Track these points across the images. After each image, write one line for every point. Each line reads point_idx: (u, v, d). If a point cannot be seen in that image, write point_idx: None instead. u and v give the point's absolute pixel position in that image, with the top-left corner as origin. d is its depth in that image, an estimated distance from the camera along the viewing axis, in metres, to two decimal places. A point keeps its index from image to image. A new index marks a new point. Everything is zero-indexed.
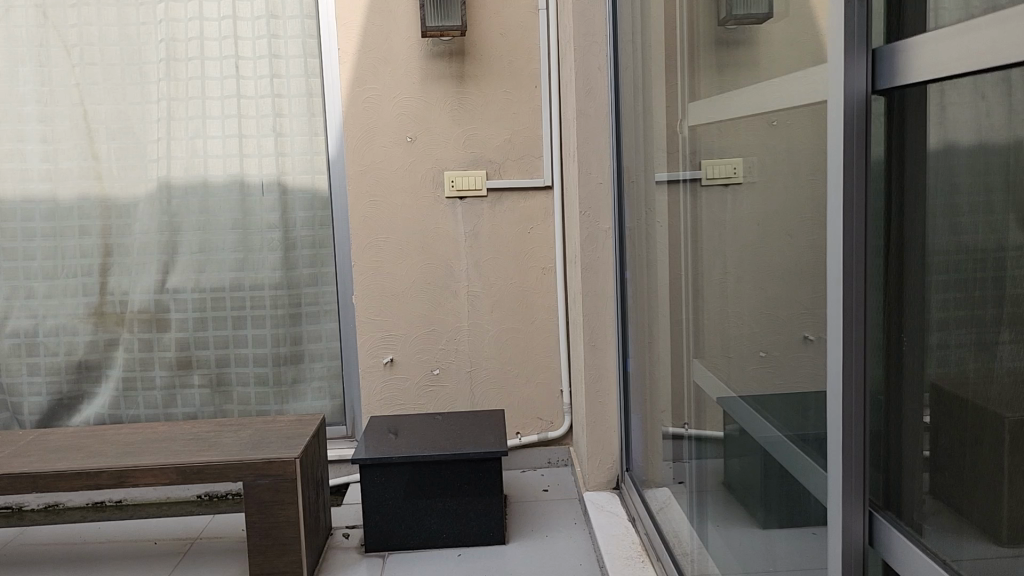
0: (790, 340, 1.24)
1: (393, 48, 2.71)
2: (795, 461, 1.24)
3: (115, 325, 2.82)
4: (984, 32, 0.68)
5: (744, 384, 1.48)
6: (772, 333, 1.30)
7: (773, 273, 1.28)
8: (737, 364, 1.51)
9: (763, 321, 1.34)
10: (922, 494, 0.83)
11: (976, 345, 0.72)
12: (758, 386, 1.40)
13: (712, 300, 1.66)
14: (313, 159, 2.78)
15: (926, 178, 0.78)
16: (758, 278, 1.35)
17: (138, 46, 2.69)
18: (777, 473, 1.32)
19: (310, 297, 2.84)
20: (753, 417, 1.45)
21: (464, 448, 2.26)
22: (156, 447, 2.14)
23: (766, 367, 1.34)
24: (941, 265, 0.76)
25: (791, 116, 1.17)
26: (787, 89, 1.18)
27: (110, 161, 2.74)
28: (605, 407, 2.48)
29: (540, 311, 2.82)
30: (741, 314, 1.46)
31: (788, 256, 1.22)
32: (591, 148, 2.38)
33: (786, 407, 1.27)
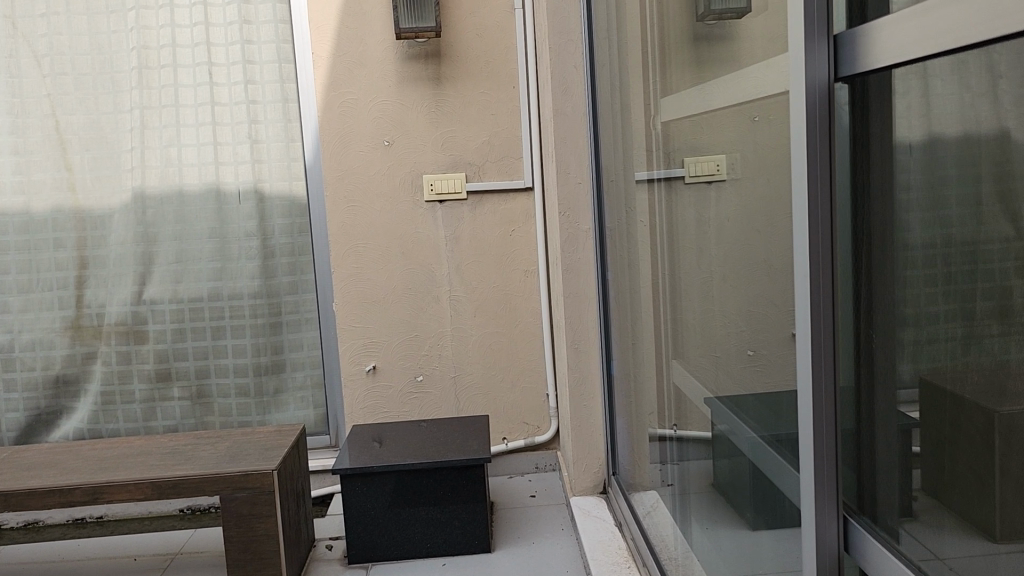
0: (776, 337, 1.20)
1: (368, 51, 2.67)
2: (782, 473, 1.21)
3: (92, 338, 2.77)
4: (944, 12, 0.64)
5: (728, 385, 1.45)
6: (760, 331, 1.26)
7: (760, 270, 1.24)
8: (722, 363, 1.47)
9: (750, 320, 1.30)
10: (897, 496, 0.79)
11: (950, 339, 0.68)
12: (744, 385, 1.36)
13: (694, 299, 1.62)
14: (290, 165, 2.73)
15: (894, 166, 0.74)
16: (743, 276, 1.32)
17: (111, 54, 2.65)
18: (766, 483, 1.28)
19: (290, 306, 2.80)
20: (738, 418, 1.41)
21: (447, 455, 2.22)
22: (131, 461, 2.10)
23: (755, 365, 1.30)
24: (911, 256, 0.73)
25: (773, 110, 1.14)
26: (766, 82, 1.14)
27: (83, 173, 2.69)
28: (591, 410, 2.44)
29: (523, 314, 2.79)
30: (726, 311, 1.43)
31: (775, 252, 1.18)
32: (570, 148, 2.34)
33: (772, 417, 1.24)
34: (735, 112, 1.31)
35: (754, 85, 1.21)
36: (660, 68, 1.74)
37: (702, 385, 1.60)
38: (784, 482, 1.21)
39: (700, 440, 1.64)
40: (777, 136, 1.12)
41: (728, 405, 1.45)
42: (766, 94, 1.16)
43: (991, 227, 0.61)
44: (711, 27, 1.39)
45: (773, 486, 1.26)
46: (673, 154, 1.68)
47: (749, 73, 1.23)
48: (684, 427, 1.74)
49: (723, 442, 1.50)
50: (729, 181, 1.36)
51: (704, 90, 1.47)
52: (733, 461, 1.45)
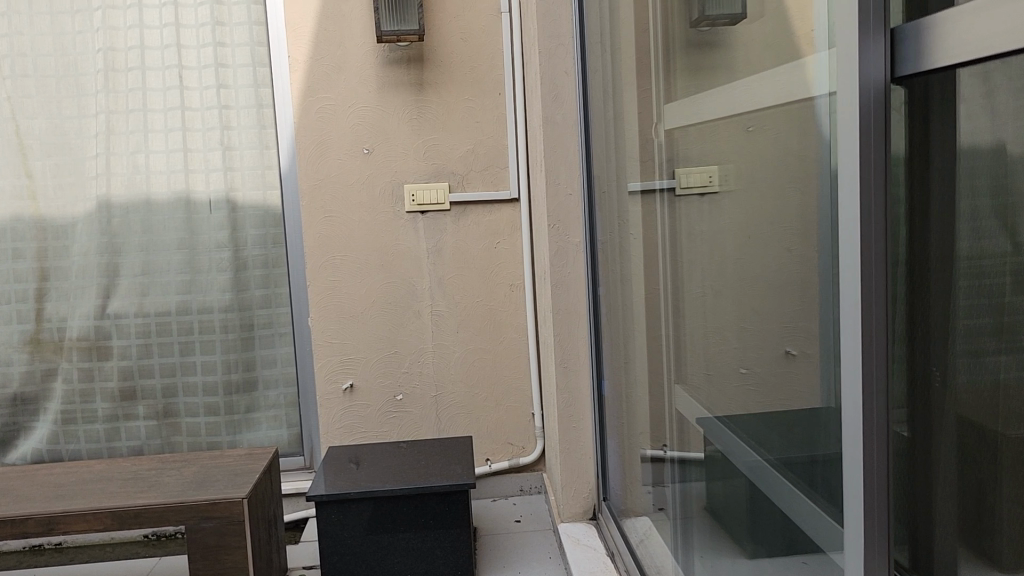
0: (772, 356, 1.13)
1: (347, 55, 2.56)
2: (795, 506, 1.09)
3: (53, 354, 2.62)
4: (1000, 8, 0.57)
5: (730, 405, 1.34)
6: (755, 349, 1.19)
7: (759, 290, 1.16)
8: (720, 385, 1.39)
9: (745, 339, 1.23)
10: (955, 550, 0.69)
11: (1015, 362, 0.60)
12: (743, 407, 1.28)
13: (691, 317, 1.52)
14: (264, 174, 2.61)
15: (957, 170, 0.65)
16: (739, 291, 1.24)
17: (76, 56, 2.51)
18: (773, 512, 1.17)
19: (263, 320, 2.67)
20: (734, 437, 1.34)
21: (429, 481, 2.11)
22: (91, 488, 1.95)
23: (750, 386, 1.23)
24: (968, 275, 0.65)
25: (766, 117, 1.09)
26: (761, 90, 1.10)
27: (45, 179, 2.55)
28: (580, 432, 2.32)
29: (508, 330, 2.68)
30: (724, 328, 1.34)
31: (771, 270, 1.11)
32: (560, 157, 2.24)
33: (780, 445, 1.13)
34: (729, 122, 1.23)
35: (750, 93, 1.14)
36: (659, 75, 1.64)
37: (697, 405, 1.53)
38: (796, 514, 1.09)
39: (702, 466, 1.53)
40: (778, 146, 1.04)
41: (732, 431, 1.35)
42: (767, 103, 1.08)
43: (990, 242, 0.62)
44: (705, 33, 1.32)
45: (782, 517, 1.15)
46: (671, 164, 1.59)
47: (745, 81, 1.16)
48: (685, 451, 1.63)
49: (725, 467, 1.39)
50: (725, 194, 1.27)
51: (700, 98, 1.38)
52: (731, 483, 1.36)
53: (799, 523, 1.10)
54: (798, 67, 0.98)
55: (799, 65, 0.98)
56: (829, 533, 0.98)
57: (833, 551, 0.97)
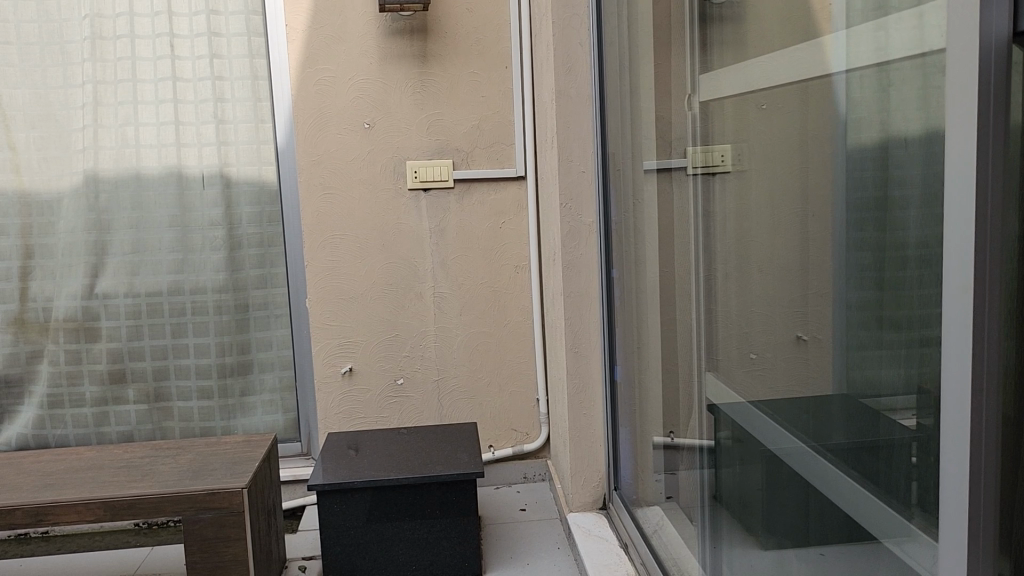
0: (783, 337, 1.21)
1: (348, 24, 2.45)
2: (851, 496, 1.03)
3: (39, 335, 2.52)
4: None
5: (765, 384, 1.30)
6: (766, 334, 1.28)
7: (775, 267, 1.22)
8: (734, 355, 1.43)
9: (757, 322, 1.32)
10: None
11: None
12: (766, 391, 1.30)
13: (718, 299, 1.48)
14: (260, 149, 2.51)
15: None
16: (753, 271, 1.31)
17: (61, 22, 2.40)
18: (829, 504, 1.10)
19: (258, 301, 2.57)
20: (769, 422, 1.30)
21: (435, 469, 2.04)
22: (81, 477, 1.85)
23: (758, 369, 1.33)
24: None
25: (781, 98, 1.17)
26: (778, 72, 1.17)
27: (29, 152, 2.44)
28: (591, 419, 2.25)
29: (513, 313, 2.60)
30: (750, 309, 1.34)
31: (783, 247, 1.19)
32: (573, 133, 2.15)
33: (837, 432, 1.06)
34: (747, 98, 1.30)
35: (768, 74, 1.21)
36: (688, 44, 1.56)
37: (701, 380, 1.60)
38: (856, 509, 1.02)
39: (733, 455, 1.46)
40: (793, 123, 1.12)
41: (767, 414, 1.30)
42: (785, 81, 1.15)
43: None
44: (720, 7, 1.39)
45: (838, 508, 1.08)
46: (702, 141, 1.50)
47: (760, 61, 1.24)
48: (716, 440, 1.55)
49: (764, 455, 1.32)
50: (758, 171, 1.26)
51: (734, 72, 1.35)
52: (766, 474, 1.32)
53: (849, 512, 1.04)
54: (816, 47, 1.05)
55: (817, 43, 1.04)
56: (881, 519, 0.96)
57: (886, 536, 0.95)
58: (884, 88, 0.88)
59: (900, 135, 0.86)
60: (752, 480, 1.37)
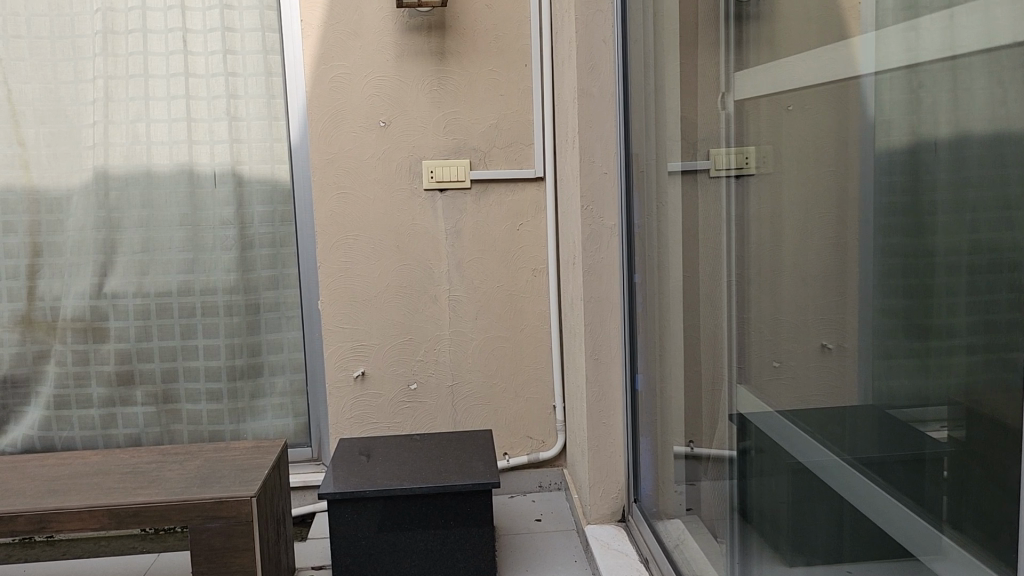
0: (807, 346, 1.17)
1: (364, 20, 2.39)
2: (886, 510, 0.98)
3: (46, 335, 2.47)
4: None
5: (790, 392, 1.26)
6: (789, 342, 1.24)
7: (801, 274, 1.18)
8: (759, 363, 1.38)
9: (780, 329, 1.28)
10: None
11: None
12: (790, 401, 1.26)
13: (742, 307, 1.44)
14: (273, 147, 2.46)
15: None
16: (777, 276, 1.28)
17: (72, 16, 2.35)
18: (864, 521, 1.04)
19: (269, 303, 2.52)
20: (795, 433, 1.25)
21: (450, 479, 1.97)
22: (86, 482, 1.80)
23: (781, 377, 1.29)
24: None
25: (807, 100, 1.13)
26: (805, 72, 1.13)
27: (38, 147, 2.39)
28: (610, 428, 2.18)
29: (530, 317, 2.53)
30: (774, 316, 1.30)
31: (809, 254, 1.14)
32: (596, 133, 2.09)
33: (873, 446, 1.00)
34: (775, 98, 1.25)
35: (794, 74, 1.18)
36: (719, 40, 1.49)
37: (727, 392, 1.54)
38: (893, 525, 0.96)
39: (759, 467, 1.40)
40: (820, 127, 1.08)
41: (793, 423, 1.25)
42: (814, 82, 1.10)
43: None
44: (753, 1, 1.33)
45: (873, 526, 1.01)
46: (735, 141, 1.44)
47: (788, 61, 1.19)
48: (739, 450, 1.50)
49: (791, 468, 1.26)
50: (783, 174, 1.22)
51: (760, 72, 1.31)
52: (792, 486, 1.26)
53: (885, 528, 0.99)
54: (844, 46, 1.00)
55: (846, 42, 1.00)
56: (921, 534, 0.90)
57: (929, 553, 0.89)
58: (914, 91, 0.85)
59: (932, 137, 0.83)
60: (778, 493, 1.31)
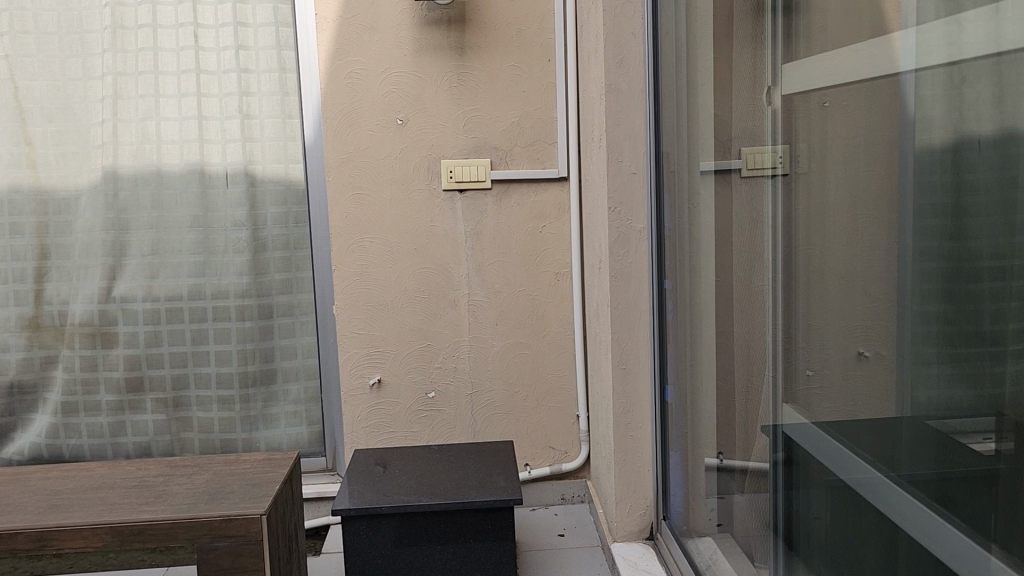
0: (847, 354, 1.09)
1: (381, 13, 2.30)
2: (936, 536, 0.89)
3: (54, 340, 2.40)
4: None
5: (829, 405, 1.17)
6: (825, 348, 1.17)
7: (840, 279, 1.10)
8: (794, 373, 1.29)
9: (816, 335, 1.20)
10: None
11: None
12: (826, 411, 1.18)
13: (778, 315, 1.35)
14: (286, 146, 2.37)
15: None
16: (812, 280, 1.20)
17: (81, 11, 2.28)
18: (914, 546, 0.94)
19: (283, 307, 2.44)
20: (832, 446, 1.16)
21: (470, 495, 1.88)
22: (90, 498, 1.72)
23: (816, 386, 1.21)
24: None
25: (846, 95, 1.05)
26: (843, 66, 1.05)
27: (46, 147, 2.32)
28: (638, 441, 2.08)
29: (553, 323, 2.44)
30: (813, 324, 1.21)
31: (851, 262, 1.06)
32: (624, 131, 1.99)
33: (924, 466, 0.91)
34: (811, 95, 1.16)
35: (830, 68, 1.09)
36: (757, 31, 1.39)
37: (763, 408, 1.44)
38: (946, 553, 0.88)
39: (795, 485, 1.31)
40: (866, 127, 0.99)
41: (832, 437, 1.16)
42: (856, 78, 1.02)
43: None
44: None
45: (924, 550, 0.92)
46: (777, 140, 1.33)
47: (825, 57, 1.11)
48: (772, 463, 1.41)
49: (830, 484, 1.17)
50: (819, 173, 1.14)
51: (793, 67, 1.22)
52: (831, 505, 1.17)
53: (936, 556, 0.90)
54: (889, 39, 0.93)
55: (894, 32, 0.92)
56: (980, 565, 0.82)
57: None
58: (994, 86, 0.75)
59: (973, 134, 0.79)
60: (818, 514, 1.22)
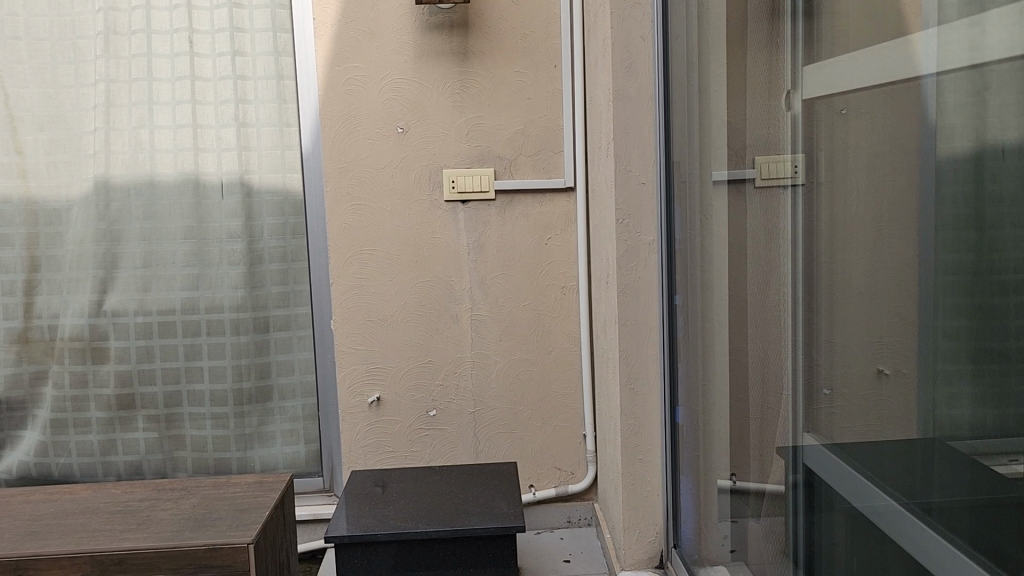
0: (866, 379, 1.00)
1: (381, 18, 2.23)
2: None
3: (44, 355, 2.33)
4: None
5: (846, 428, 1.07)
6: (843, 370, 1.08)
7: (859, 298, 1.01)
8: (811, 395, 1.20)
9: (833, 356, 1.11)
10: None
11: None
12: (843, 436, 1.09)
13: (795, 335, 1.26)
14: (284, 155, 2.30)
15: None
16: (830, 297, 1.11)
17: (73, 16, 2.21)
18: None
19: (279, 322, 2.36)
20: (848, 471, 1.07)
21: (469, 521, 1.79)
22: (70, 523, 1.63)
23: (832, 410, 1.12)
24: None
25: (866, 100, 0.97)
26: (863, 69, 0.97)
27: (37, 156, 2.25)
28: (646, 462, 1.99)
29: (559, 338, 2.35)
30: (830, 344, 1.12)
31: (870, 281, 0.97)
32: (633, 139, 1.90)
33: (948, 498, 0.83)
34: (830, 100, 1.07)
35: (849, 71, 1.01)
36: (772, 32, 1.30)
37: (778, 434, 1.34)
38: None
39: (811, 513, 1.22)
40: (886, 136, 0.91)
41: (850, 466, 1.07)
42: (876, 82, 0.93)
43: None
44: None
45: None
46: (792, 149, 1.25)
47: (843, 61, 1.03)
48: (786, 487, 1.32)
49: (849, 516, 1.07)
50: (837, 183, 1.05)
51: (810, 71, 1.14)
52: (849, 536, 1.08)
53: None
54: (909, 40, 0.85)
55: (917, 31, 0.83)
56: None
57: None
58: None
59: (998, 141, 0.72)
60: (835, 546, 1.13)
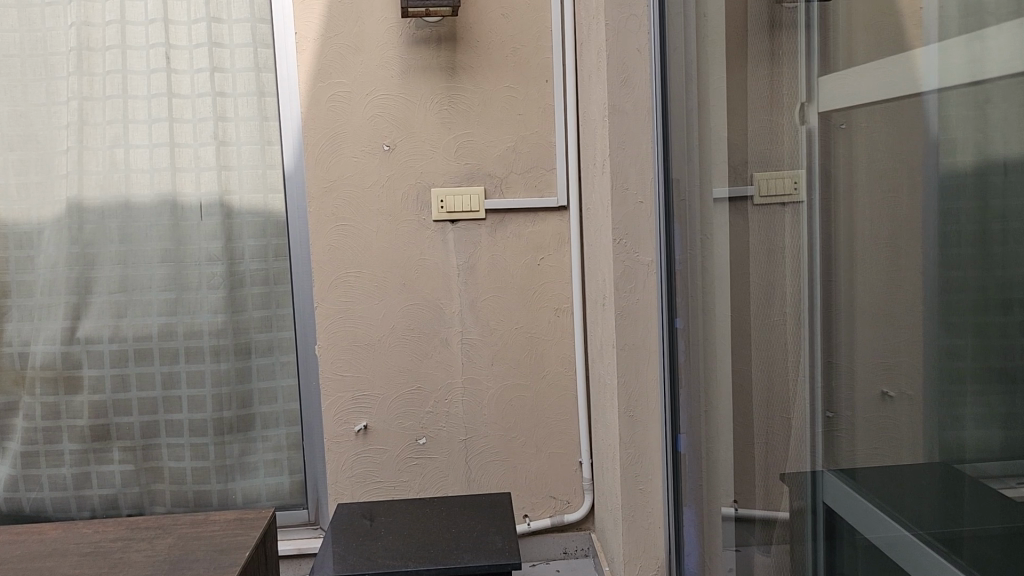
0: (864, 407, 0.92)
1: (366, 31, 2.15)
2: None
3: (13, 385, 2.23)
4: None
5: (848, 453, 0.99)
6: (841, 397, 1.00)
7: (858, 323, 0.93)
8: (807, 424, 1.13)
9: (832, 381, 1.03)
10: None
11: None
12: (845, 464, 1.01)
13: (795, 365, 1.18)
14: (265, 174, 2.21)
15: None
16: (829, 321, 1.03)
17: (45, 32, 2.12)
18: None
19: (261, 347, 2.27)
20: (851, 495, 0.99)
21: (461, 557, 1.70)
22: (37, 568, 1.53)
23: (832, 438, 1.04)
24: None
25: (865, 115, 0.90)
26: (862, 83, 0.90)
27: (6, 177, 2.16)
28: (645, 490, 1.91)
29: (553, 362, 2.27)
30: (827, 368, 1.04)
31: (869, 305, 0.90)
32: (629, 156, 1.83)
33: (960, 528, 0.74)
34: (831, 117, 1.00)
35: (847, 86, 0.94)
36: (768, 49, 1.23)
37: (779, 462, 1.27)
38: None
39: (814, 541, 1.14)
40: (884, 151, 0.84)
41: (853, 489, 0.98)
42: (875, 96, 0.86)
43: None
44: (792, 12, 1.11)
45: None
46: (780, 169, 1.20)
47: (843, 73, 0.96)
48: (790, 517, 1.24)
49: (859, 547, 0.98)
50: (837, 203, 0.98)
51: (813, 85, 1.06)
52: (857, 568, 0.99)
53: None
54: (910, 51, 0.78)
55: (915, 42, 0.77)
56: None
57: None
58: None
59: (996, 160, 0.65)
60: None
